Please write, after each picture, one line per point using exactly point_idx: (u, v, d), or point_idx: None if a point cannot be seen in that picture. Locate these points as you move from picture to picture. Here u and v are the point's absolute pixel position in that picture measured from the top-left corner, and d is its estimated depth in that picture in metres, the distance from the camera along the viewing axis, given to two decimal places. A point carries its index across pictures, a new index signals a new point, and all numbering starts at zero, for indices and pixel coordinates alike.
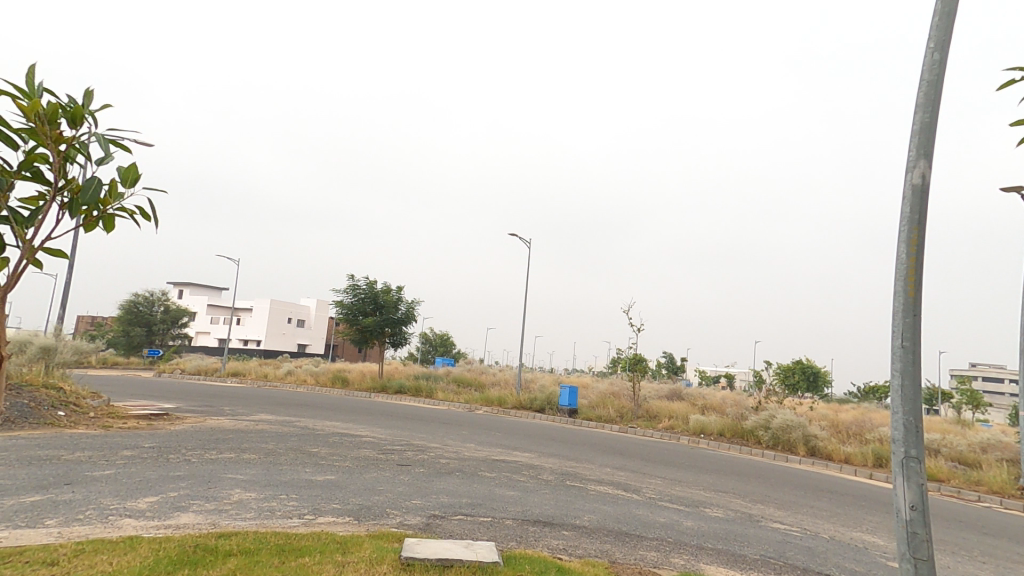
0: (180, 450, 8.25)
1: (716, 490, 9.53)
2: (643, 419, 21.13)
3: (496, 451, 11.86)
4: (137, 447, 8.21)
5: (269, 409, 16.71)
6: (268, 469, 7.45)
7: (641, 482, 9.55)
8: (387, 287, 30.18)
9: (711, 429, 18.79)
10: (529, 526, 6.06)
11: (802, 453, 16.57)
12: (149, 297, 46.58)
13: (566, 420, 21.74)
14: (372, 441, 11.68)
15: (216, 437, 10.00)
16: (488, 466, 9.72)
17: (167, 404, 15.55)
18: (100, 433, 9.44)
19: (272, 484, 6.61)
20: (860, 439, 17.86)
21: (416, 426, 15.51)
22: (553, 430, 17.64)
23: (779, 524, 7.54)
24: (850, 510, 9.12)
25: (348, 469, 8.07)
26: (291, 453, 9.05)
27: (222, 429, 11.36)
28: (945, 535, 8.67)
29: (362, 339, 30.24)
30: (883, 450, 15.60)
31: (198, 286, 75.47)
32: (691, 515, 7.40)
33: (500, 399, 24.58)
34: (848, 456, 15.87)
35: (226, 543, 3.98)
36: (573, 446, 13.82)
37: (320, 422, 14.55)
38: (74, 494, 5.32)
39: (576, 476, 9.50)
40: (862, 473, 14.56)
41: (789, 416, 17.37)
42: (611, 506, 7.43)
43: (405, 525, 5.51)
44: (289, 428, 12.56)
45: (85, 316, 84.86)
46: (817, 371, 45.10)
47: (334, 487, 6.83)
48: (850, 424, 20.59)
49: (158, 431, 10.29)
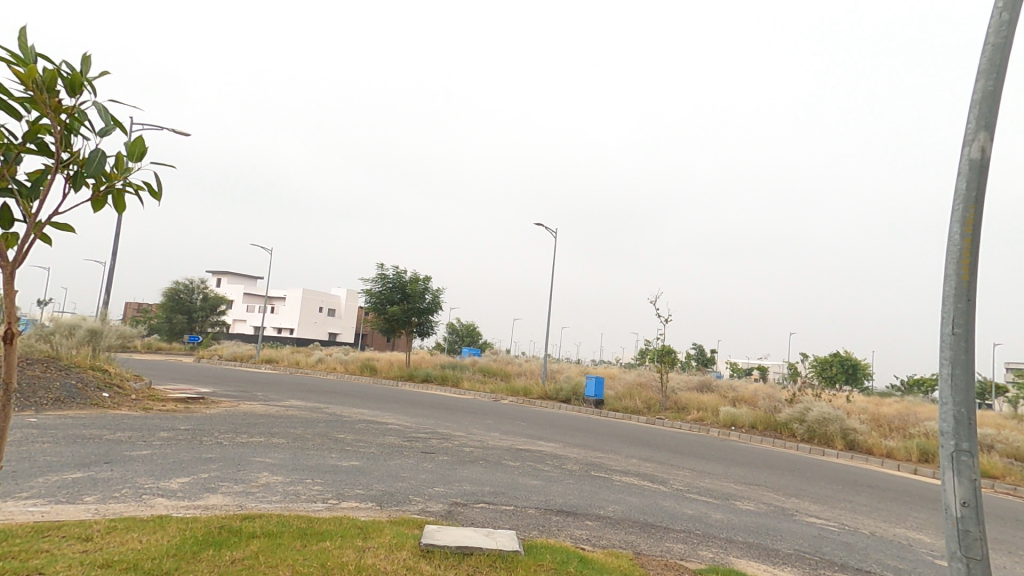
0: (213, 433, 8.51)
1: (747, 483, 9.24)
2: (672, 411, 20.78)
3: (521, 440, 11.83)
4: (173, 429, 8.52)
5: (300, 395, 17.16)
6: (296, 454, 7.60)
7: (668, 474, 9.33)
8: (415, 276, 30.50)
9: (743, 421, 18.32)
10: (553, 516, 5.99)
11: (840, 447, 15.95)
12: (189, 284, 48.35)
13: (592, 410, 21.54)
14: (398, 428, 11.80)
15: (248, 421, 10.29)
16: (512, 455, 9.70)
17: (204, 388, 16.14)
18: (140, 414, 9.86)
19: (299, 468, 6.74)
20: (904, 434, 17.03)
21: (441, 414, 15.66)
22: (579, 420, 17.51)
23: (815, 519, 7.23)
24: (892, 505, 8.70)
25: (373, 456, 8.16)
26: (318, 438, 9.23)
27: (255, 413, 11.69)
28: (997, 534, 8.16)
29: (390, 329, 30.73)
30: (929, 445, 14.84)
31: (235, 276, 78.08)
32: (720, 508, 7.17)
33: (526, 388, 24.58)
34: (890, 451, 15.18)
35: (250, 525, 4.03)
36: (599, 436, 13.67)
37: (348, 409, 14.85)
38: (112, 472, 5.52)
39: (601, 467, 9.37)
40: (906, 468, 13.90)
41: (826, 409, 16.74)
42: (637, 497, 7.27)
43: (427, 512, 5.51)
44: (317, 414, 12.85)
45: (131, 303, 89.17)
46: (856, 363, 43.40)
47: (359, 472, 6.91)
48: (893, 418, 19.66)
49: (194, 414, 10.67)
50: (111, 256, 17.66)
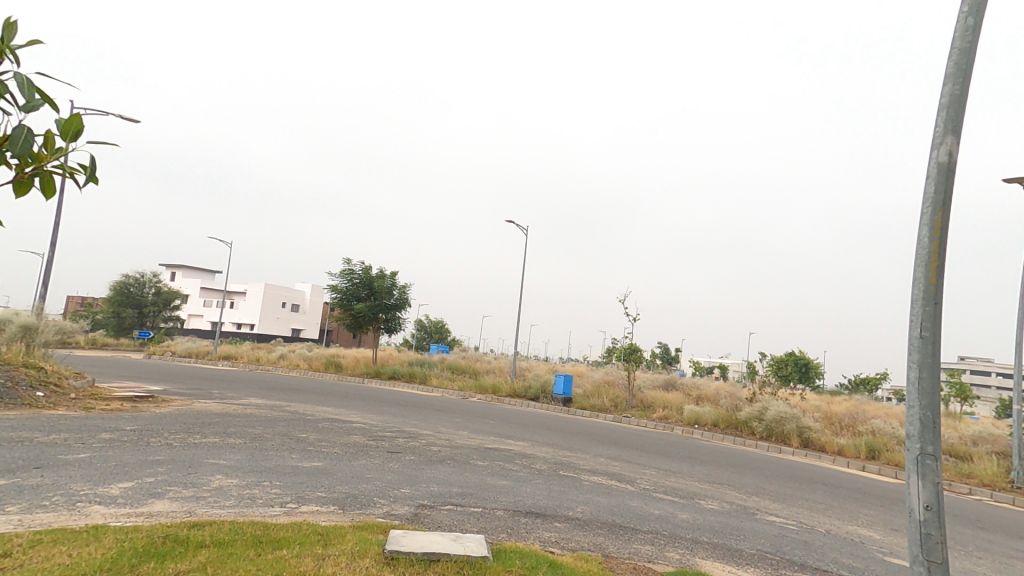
0: (163, 434, 8.01)
1: (710, 481, 9.40)
2: (637, 410, 21.09)
3: (489, 439, 11.69)
4: (118, 429, 7.97)
5: (259, 393, 16.50)
6: (253, 455, 7.23)
7: (635, 473, 9.40)
8: (382, 272, 29.87)
9: (706, 419, 18.76)
10: (521, 518, 5.88)
11: (796, 444, 16.52)
12: (140, 277, 45.95)
13: (560, 409, 21.61)
14: (363, 427, 11.46)
15: (201, 421, 9.76)
16: (480, 455, 9.55)
17: (153, 386, 15.30)
18: (81, 414, 9.20)
19: (255, 470, 6.39)
20: (854, 432, 17.80)
21: (408, 413, 15.34)
22: (547, 418, 17.52)
23: (775, 517, 7.40)
24: (845, 502, 9.01)
25: (335, 456, 7.86)
26: (278, 439, 8.83)
27: (209, 413, 11.12)
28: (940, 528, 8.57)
29: (356, 326, 30.02)
30: (876, 442, 15.56)
31: (192, 269, 74.79)
32: (685, 508, 7.25)
33: (495, 386, 24.48)
34: (841, 448, 15.84)
35: (198, 534, 3.73)
36: (567, 436, 13.68)
37: (310, 407, 14.35)
38: (43, 478, 5.07)
39: (569, 466, 9.34)
40: (855, 465, 14.54)
41: (782, 408, 17.31)
42: (605, 498, 7.26)
43: (392, 515, 5.31)
44: (277, 413, 12.35)
45: (77, 295, 84.20)
46: (808, 362, 45.34)
47: (321, 474, 6.62)
48: (844, 416, 20.54)
49: (141, 413, 10.05)
50: (51, 245, 16.44)
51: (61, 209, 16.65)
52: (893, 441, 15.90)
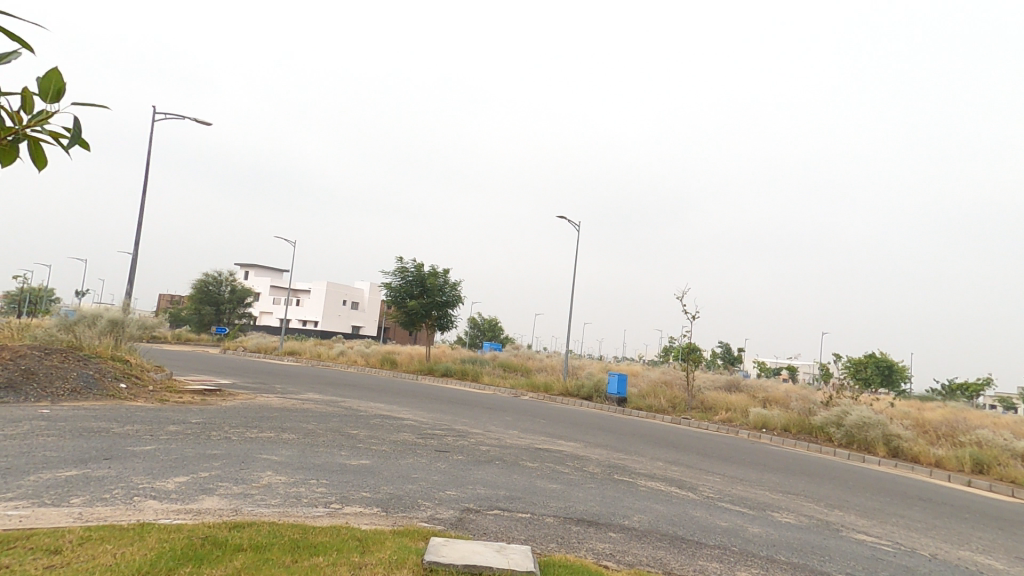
0: (223, 428, 8.29)
1: (784, 492, 8.57)
2: (698, 411, 20.03)
3: (540, 439, 11.36)
4: (183, 422, 8.34)
5: (318, 388, 17.05)
6: (304, 451, 7.29)
7: (697, 479, 8.75)
8: (435, 270, 30.25)
9: (775, 423, 17.48)
10: (572, 526, 5.49)
11: (882, 454, 15.00)
12: (218, 277, 49.37)
13: (614, 409, 20.93)
14: (413, 425, 11.45)
15: (260, 415, 10.07)
16: (530, 455, 9.24)
17: (223, 379, 16.17)
18: (154, 406, 9.75)
19: (304, 467, 6.40)
20: (953, 443, 15.92)
21: (459, 410, 15.30)
22: (601, 419, 16.95)
23: (864, 536, 6.55)
24: (948, 522, 7.90)
25: (384, 455, 7.81)
26: (330, 435, 8.93)
27: (270, 407, 11.52)
28: None
29: (410, 323, 30.62)
30: (983, 455, 13.79)
31: (263, 269, 79.60)
32: (756, 520, 6.57)
33: (547, 384, 24.12)
34: (939, 460, 14.20)
35: (237, 536, 3.65)
36: (622, 437, 13.09)
37: (364, 403, 14.61)
38: (108, 470, 5.26)
39: (624, 470, 8.81)
40: (957, 480, 12.95)
41: (865, 413, 15.80)
42: (664, 506, 6.72)
43: (435, 519, 5.09)
44: (332, 408, 12.65)
45: (164, 294, 91.77)
46: (891, 364, 41.65)
47: (367, 473, 6.54)
48: (940, 425, 18.45)
49: (208, 406, 10.54)
50: (134, 247, 17.69)
51: (143, 213, 17.86)
52: (1003, 454, 14.03)
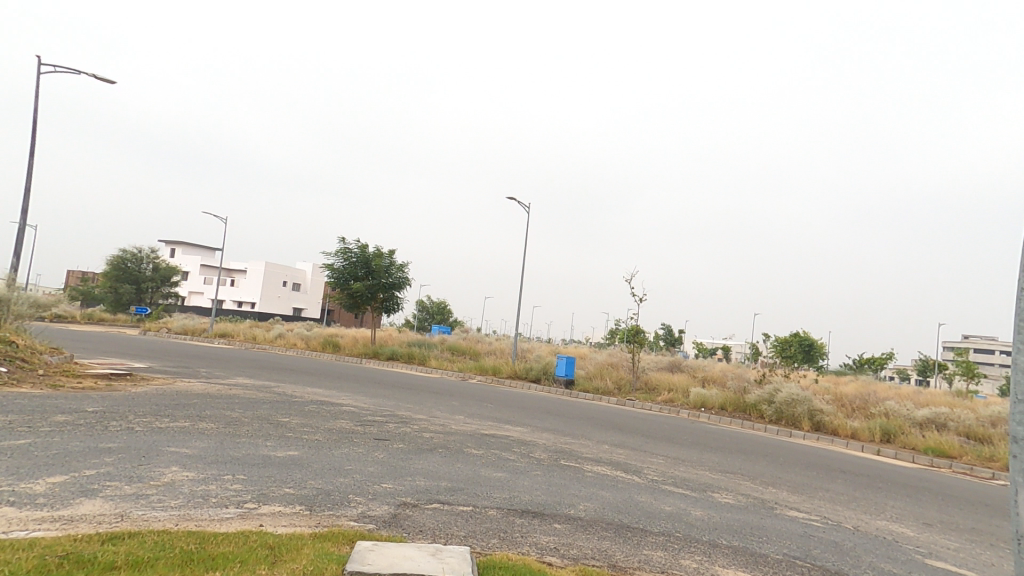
0: (126, 417, 7.32)
1: (722, 470, 8.72)
2: (641, 392, 20.48)
3: (486, 424, 11.04)
4: (76, 411, 7.30)
5: (248, 372, 15.85)
6: (222, 443, 6.53)
7: (641, 462, 8.72)
8: (380, 251, 29.07)
9: (712, 402, 18.14)
10: (516, 519, 5.18)
11: (806, 428, 15.88)
12: (137, 254, 45.31)
13: (562, 391, 21.02)
14: (353, 411, 10.80)
15: (175, 403, 9.08)
16: (475, 442, 8.88)
17: (137, 364, 14.68)
18: (44, 394, 8.53)
19: (220, 461, 5.70)
20: (865, 414, 17.14)
21: (402, 395, 14.70)
22: (548, 401, 16.90)
23: (797, 513, 6.69)
24: (868, 493, 8.33)
25: (315, 445, 7.18)
26: (256, 423, 8.15)
27: (189, 393, 10.47)
28: (977, 513, 7.82)
29: (354, 305, 29.38)
30: (891, 425, 14.86)
31: (193, 246, 74.05)
32: (698, 503, 6.54)
33: (495, 367, 23.84)
34: (854, 432, 15.18)
35: (109, 552, 3.01)
36: (569, 420, 13.03)
37: (300, 388, 13.71)
38: None
39: (571, 455, 8.64)
40: (870, 450, 13.90)
41: (794, 390, 16.65)
42: (610, 492, 6.56)
43: (366, 518, 4.59)
44: (262, 394, 11.72)
45: (77, 272, 83.41)
46: (812, 342, 44.87)
47: (293, 466, 5.93)
48: (856, 398, 19.84)
49: (113, 393, 9.39)
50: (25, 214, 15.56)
51: (33, 175, 15.68)
52: (908, 425, 15.20)
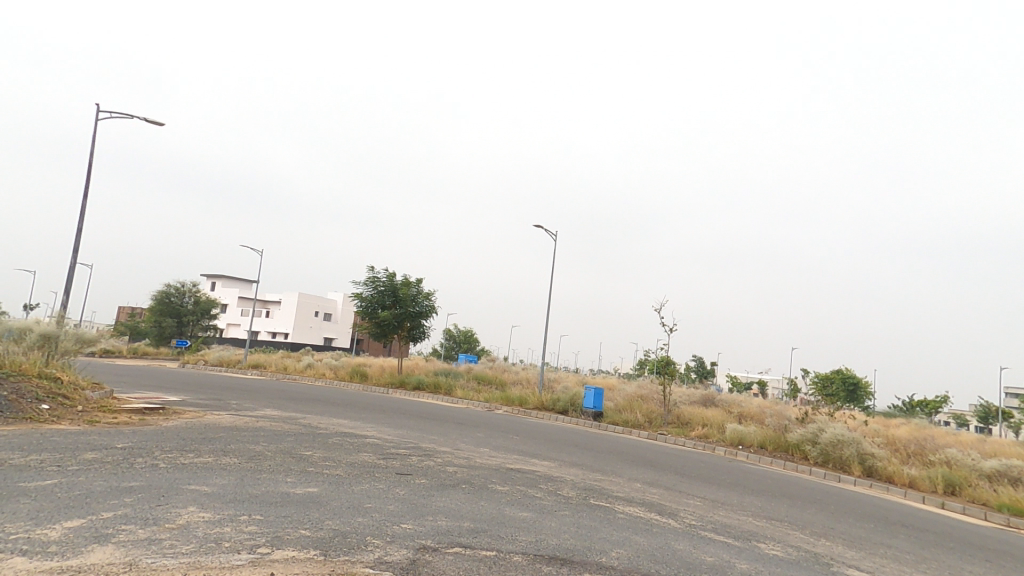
0: (152, 453, 7.33)
1: (766, 517, 8.07)
2: (674, 427, 19.64)
3: (512, 458, 10.67)
4: (105, 447, 7.35)
5: (276, 404, 15.93)
6: (243, 479, 6.42)
7: (677, 504, 8.18)
8: (407, 280, 29.39)
9: (751, 440, 17.19)
10: (543, 567, 4.82)
11: (857, 474, 14.78)
12: (180, 288, 47.18)
13: (590, 423, 20.36)
14: (377, 443, 10.63)
15: (202, 436, 9.10)
16: (500, 477, 8.54)
17: (171, 396, 14.96)
18: (78, 429, 8.68)
19: (238, 500, 5.56)
20: (923, 463, 15.90)
21: (427, 426, 14.47)
22: (576, 435, 16.35)
23: (856, 571, 6.05)
24: (936, 553, 7.51)
25: (336, 480, 7.00)
26: (279, 457, 8.05)
27: (217, 426, 10.51)
28: None
29: (381, 334, 29.59)
30: (956, 476, 13.66)
31: (231, 278, 76.88)
32: (742, 554, 6.00)
33: (521, 398, 23.37)
34: (912, 481, 14.01)
35: None
36: (598, 455, 12.49)
37: (325, 419, 13.66)
38: None
39: (601, 494, 8.19)
40: (932, 502, 12.77)
41: (839, 430, 15.62)
42: (644, 537, 6.11)
43: (382, 565, 4.33)
44: (288, 426, 11.71)
45: (124, 306, 88.00)
46: (857, 380, 42.60)
47: (312, 505, 5.74)
48: (910, 443, 18.49)
49: (144, 428, 9.50)
50: (75, 250, 16.41)
51: (83, 214, 16.54)
52: (974, 477, 13.97)
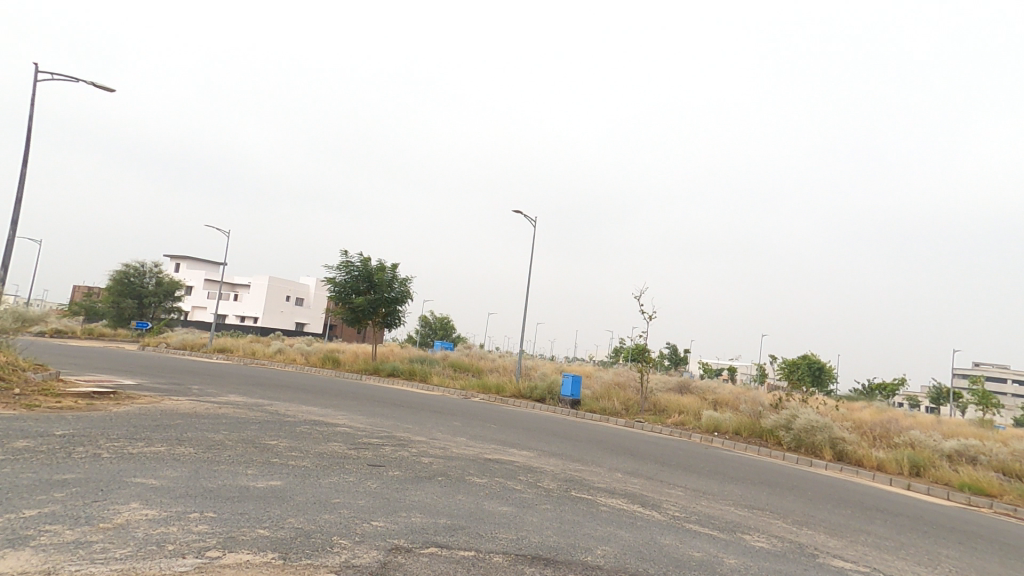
0: (95, 441, 6.66)
1: (749, 506, 7.92)
2: (651, 414, 19.64)
3: (490, 448, 10.30)
4: (42, 435, 6.65)
5: (241, 390, 15.16)
6: (197, 472, 5.85)
7: (659, 494, 7.95)
8: (382, 264, 28.60)
9: (726, 427, 17.29)
10: (526, 568, 4.46)
11: (828, 458, 15.00)
12: (142, 268, 45.22)
13: (567, 411, 20.20)
14: (348, 432, 10.11)
15: (156, 424, 8.42)
16: (478, 468, 8.16)
17: (126, 380, 14.05)
18: (16, 415, 7.92)
19: (189, 495, 5.02)
20: (889, 445, 16.27)
21: (402, 414, 13.98)
22: (554, 423, 16.10)
23: (844, 562, 5.90)
24: (916, 539, 7.48)
25: (302, 473, 6.49)
26: (240, 447, 7.48)
27: (174, 412, 9.79)
28: None
29: (354, 320, 28.75)
30: (921, 458, 13.98)
31: (197, 259, 73.96)
32: (730, 548, 5.78)
33: (499, 386, 23.03)
34: (880, 463, 14.29)
35: None
36: (577, 444, 12.24)
37: (293, 406, 13.02)
38: None
39: (582, 486, 7.90)
40: (899, 483, 13.04)
41: (812, 416, 15.80)
42: (629, 532, 5.83)
43: (349, 569, 3.89)
44: (253, 413, 11.06)
45: (82, 286, 84.13)
46: (821, 366, 44.01)
47: (273, 500, 5.23)
48: (876, 426, 18.96)
49: (91, 414, 8.74)
50: (15, 222, 15.18)
51: (24, 181, 15.28)
52: (938, 458, 14.33)
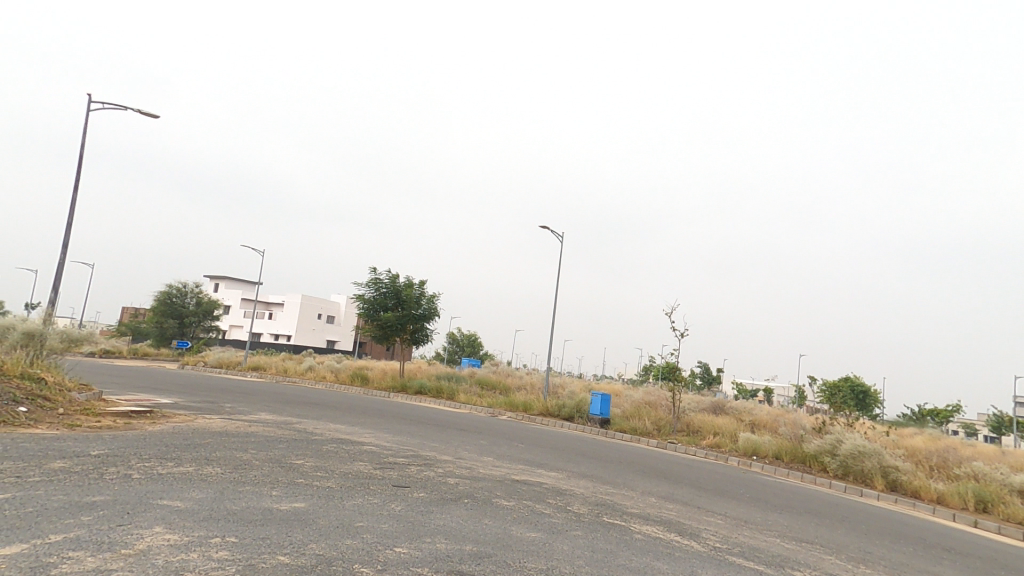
0: (127, 461, 6.76)
1: (795, 538, 7.39)
2: (684, 435, 18.93)
3: (517, 468, 10.03)
4: (77, 455, 6.77)
5: (272, 407, 15.34)
6: (222, 493, 5.81)
7: (697, 522, 7.52)
8: (410, 282, 28.87)
9: (766, 451, 16.47)
10: None
11: (880, 488, 14.03)
12: (183, 288, 46.84)
13: (597, 431, 19.67)
14: (374, 451, 10.02)
15: (187, 442, 8.52)
16: (505, 490, 7.91)
17: (163, 397, 14.43)
18: (56, 434, 8.14)
19: (212, 518, 4.96)
20: (948, 476, 15.12)
21: (429, 432, 13.86)
22: (584, 443, 15.65)
23: None
24: None
25: (327, 494, 6.39)
26: (267, 467, 7.46)
27: (206, 431, 9.92)
28: None
29: (383, 337, 29.00)
30: (987, 492, 12.89)
31: (235, 279, 76.54)
32: None
33: (526, 404, 22.68)
34: (940, 496, 13.26)
35: None
36: (608, 465, 11.81)
37: (322, 424, 13.07)
38: None
39: (614, 511, 7.54)
40: (963, 520, 12.05)
41: (860, 441, 14.87)
42: (666, 564, 5.48)
43: None
44: (282, 431, 11.13)
45: (129, 307, 88.10)
46: (865, 388, 41.83)
47: (295, 524, 5.13)
48: (932, 455, 17.69)
49: (127, 433, 8.93)
50: (65, 245, 15.98)
51: (73, 206, 16.11)
52: (1006, 492, 13.20)
